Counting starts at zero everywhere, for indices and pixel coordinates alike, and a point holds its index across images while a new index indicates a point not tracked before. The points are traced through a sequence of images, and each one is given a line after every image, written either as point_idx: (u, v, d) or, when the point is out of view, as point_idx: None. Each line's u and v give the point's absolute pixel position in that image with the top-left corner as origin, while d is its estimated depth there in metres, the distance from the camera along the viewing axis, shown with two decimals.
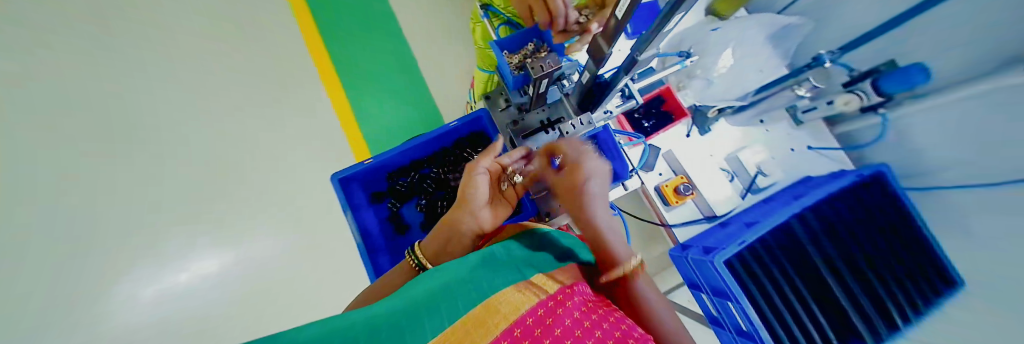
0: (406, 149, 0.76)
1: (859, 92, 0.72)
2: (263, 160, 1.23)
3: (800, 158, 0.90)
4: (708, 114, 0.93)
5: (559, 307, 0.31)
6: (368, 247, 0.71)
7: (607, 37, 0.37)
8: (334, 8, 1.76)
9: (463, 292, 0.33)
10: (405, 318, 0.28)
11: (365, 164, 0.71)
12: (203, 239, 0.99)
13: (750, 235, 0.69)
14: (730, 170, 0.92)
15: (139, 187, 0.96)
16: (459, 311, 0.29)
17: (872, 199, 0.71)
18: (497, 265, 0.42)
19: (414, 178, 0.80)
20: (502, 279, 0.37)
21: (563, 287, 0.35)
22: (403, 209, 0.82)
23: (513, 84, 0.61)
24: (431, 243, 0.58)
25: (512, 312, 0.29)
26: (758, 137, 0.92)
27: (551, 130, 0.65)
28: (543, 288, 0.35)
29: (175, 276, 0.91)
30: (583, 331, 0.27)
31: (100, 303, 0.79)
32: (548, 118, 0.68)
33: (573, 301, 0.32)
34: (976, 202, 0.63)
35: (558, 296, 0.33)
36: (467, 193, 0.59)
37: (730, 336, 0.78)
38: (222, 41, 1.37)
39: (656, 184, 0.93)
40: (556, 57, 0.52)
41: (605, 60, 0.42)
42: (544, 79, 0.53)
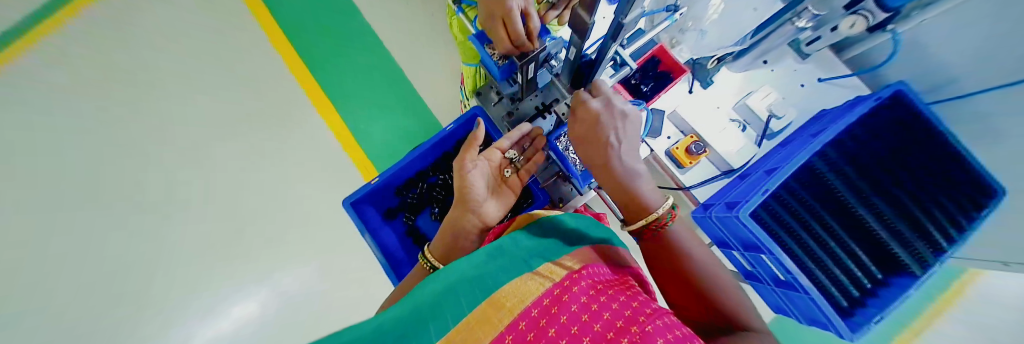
0: (408, 162, 0.75)
1: (864, 12, 0.64)
2: (294, 200, 1.44)
3: (811, 93, 0.88)
4: (708, 66, 0.91)
5: (565, 293, 0.31)
6: (390, 262, 0.71)
7: (585, 5, 0.35)
8: (309, 29, 1.72)
9: (469, 287, 0.33)
10: (411, 319, 0.29)
11: (371, 183, 0.70)
12: (259, 284, 1.32)
13: (771, 183, 0.66)
14: (740, 119, 0.91)
15: (200, 258, 1.33)
16: (464, 310, 0.29)
17: (905, 116, 0.67)
18: (505, 257, 0.42)
19: (422, 188, 0.80)
20: (508, 270, 0.37)
21: (571, 272, 0.35)
22: (419, 221, 0.81)
23: (500, 75, 0.61)
24: (439, 246, 0.58)
25: (517, 305, 0.29)
26: (764, 79, 0.91)
27: (548, 114, 0.65)
28: (550, 276, 0.34)
29: (231, 312, 1.28)
30: (590, 315, 0.27)
31: (199, 332, 1.26)
32: (543, 102, 0.66)
33: (580, 286, 0.32)
34: (1011, 102, 0.61)
35: (565, 282, 0.33)
36: (463, 188, 0.57)
37: (768, 288, 0.76)
38: (233, 100, 1.55)
39: (666, 148, 0.91)
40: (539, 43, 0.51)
41: (589, 32, 0.39)
42: (531, 64, 0.52)
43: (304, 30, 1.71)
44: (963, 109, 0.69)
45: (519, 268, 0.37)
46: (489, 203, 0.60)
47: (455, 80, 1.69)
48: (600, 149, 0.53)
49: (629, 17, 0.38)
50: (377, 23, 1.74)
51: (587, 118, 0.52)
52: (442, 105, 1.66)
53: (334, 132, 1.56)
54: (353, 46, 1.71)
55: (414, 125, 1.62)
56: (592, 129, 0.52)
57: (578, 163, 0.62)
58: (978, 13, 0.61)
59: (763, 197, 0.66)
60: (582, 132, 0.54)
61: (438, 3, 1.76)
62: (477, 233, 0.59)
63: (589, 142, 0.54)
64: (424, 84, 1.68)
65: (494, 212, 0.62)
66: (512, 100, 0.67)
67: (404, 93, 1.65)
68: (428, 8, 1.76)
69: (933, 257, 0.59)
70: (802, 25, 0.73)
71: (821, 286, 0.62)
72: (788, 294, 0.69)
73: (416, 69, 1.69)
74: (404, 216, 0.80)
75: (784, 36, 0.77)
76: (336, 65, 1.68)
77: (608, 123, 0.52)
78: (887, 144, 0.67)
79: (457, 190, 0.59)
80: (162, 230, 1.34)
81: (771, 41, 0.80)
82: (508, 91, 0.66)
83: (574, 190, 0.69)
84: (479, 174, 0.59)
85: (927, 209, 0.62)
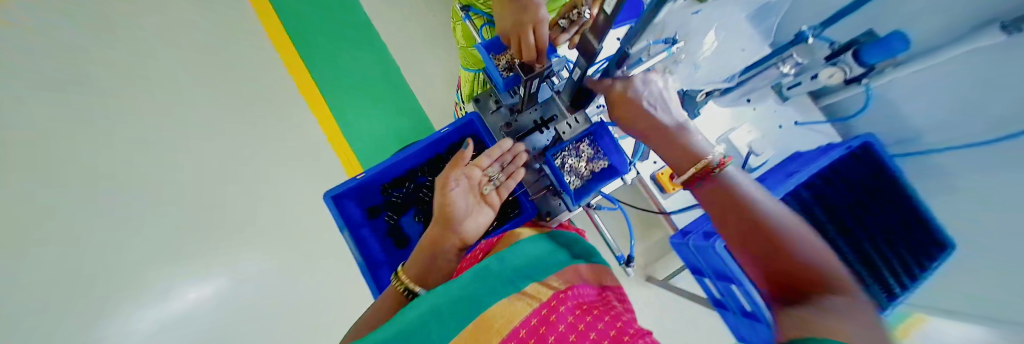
0: (400, 159, 0.70)
1: (841, 65, 0.69)
2: None
3: (788, 134, 0.94)
4: (697, 98, 0.93)
5: (552, 313, 0.34)
6: (368, 263, 0.65)
7: (595, 30, 0.36)
8: (307, 15, 1.68)
9: (460, 303, 0.35)
10: (407, 335, 0.31)
11: (356, 179, 0.64)
12: None
13: None
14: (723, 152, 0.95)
15: None
16: (455, 328, 0.31)
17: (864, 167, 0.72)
18: (495, 272, 0.43)
19: (409, 189, 0.73)
20: (495, 287, 0.39)
21: (558, 292, 0.38)
22: (403, 220, 0.73)
23: (504, 85, 0.60)
24: (415, 264, 0.53)
25: (507, 325, 0.32)
26: (747, 116, 0.96)
27: (545, 129, 0.63)
28: (536, 297, 0.37)
29: None
30: (577, 336, 0.31)
31: None
32: (542, 117, 0.64)
33: (566, 307, 0.35)
34: (962, 164, 0.67)
35: (551, 302, 0.36)
36: (443, 206, 0.56)
37: (734, 317, 0.79)
38: None
39: (651, 173, 0.93)
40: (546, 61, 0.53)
41: (595, 56, 0.40)
42: (535, 79, 0.53)
43: (301, 15, 1.67)
44: (923, 165, 0.75)
45: (508, 286, 0.39)
46: (470, 221, 0.60)
47: (452, 87, 1.74)
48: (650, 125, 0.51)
49: (636, 48, 0.39)
50: (379, 20, 1.75)
51: (625, 101, 0.51)
52: (437, 108, 1.72)
53: (315, 115, 1.46)
54: (353, 40, 1.72)
55: (408, 127, 1.65)
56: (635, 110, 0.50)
57: (572, 182, 0.59)
58: (938, 80, 0.68)
59: None
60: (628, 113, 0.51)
61: (444, 11, 1.82)
62: (455, 251, 0.58)
63: (639, 119, 0.51)
64: (421, 88, 1.71)
65: (472, 230, 0.60)
66: (512, 111, 0.67)
67: (401, 94, 1.67)
68: (433, 16, 1.82)
69: (887, 300, 0.63)
70: (787, 71, 0.77)
71: (784, 320, 0.65)
72: (752, 326, 0.71)
73: (414, 71, 1.72)
74: (386, 216, 0.72)
75: (773, 78, 0.82)
76: (332, 55, 1.65)
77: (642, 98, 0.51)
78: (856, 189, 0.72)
79: (437, 208, 0.57)
80: (60, 213, 0.84)
81: (758, 82, 0.85)
82: (508, 101, 0.66)
83: (563, 206, 0.64)
84: (461, 194, 0.58)
85: (886, 256, 0.65)
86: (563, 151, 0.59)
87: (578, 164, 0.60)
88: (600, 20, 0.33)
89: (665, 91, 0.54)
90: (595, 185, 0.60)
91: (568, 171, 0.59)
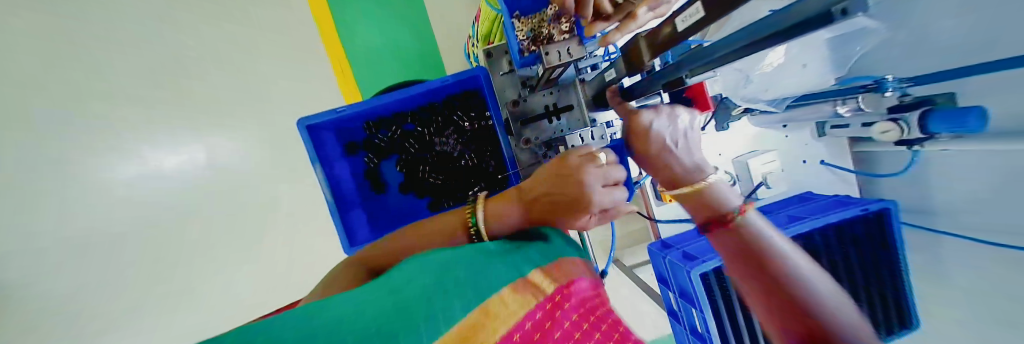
0: (384, 105, 0.59)
1: (903, 123, 0.59)
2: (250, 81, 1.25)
3: (808, 171, 0.91)
4: (734, 113, 0.83)
5: (558, 309, 0.30)
6: (339, 203, 0.60)
7: (656, 49, 0.29)
8: None
9: (456, 288, 0.29)
10: (387, 316, 0.24)
11: (339, 112, 0.55)
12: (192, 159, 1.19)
13: None
14: (733, 174, 0.93)
15: None
16: (450, 315, 0.25)
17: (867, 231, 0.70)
18: (489, 255, 0.37)
19: (395, 134, 0.64)
20: (495, 270, 0.33)
21: (563, 287, 0.34)
22: (382, 165, 0.67)
23: (517, 65, 0.44)
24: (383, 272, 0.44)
25: (512, 314, 0.27)
26: (775, 141, 0.91)
27: (556, 120, 0.48)
28: (542, 287, 0.33)
29: None
30: (582, 336, 0.29)
31: None
32: (556, 104, 0.48)
33: (571, 304, 0.32)
34: (972, 256, 0.65)
35: (556, 296, 0.32)
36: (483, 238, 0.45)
37: (682, 330, 0.83)
38: None
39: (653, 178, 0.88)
40: (581, 44, 0.39)
41: (637, 71, 0.35)
42: (562, 68, 0.41)
43: None
44: (925, 240, 0.75)
45: (508, 271, 0.34)
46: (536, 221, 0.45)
47: None
48: (655, 146, 0.40)
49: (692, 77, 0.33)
50: None
51: (632, 122, 0.41)
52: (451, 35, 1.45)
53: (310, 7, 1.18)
54: None
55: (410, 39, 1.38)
56: (641, 133, 0.41)
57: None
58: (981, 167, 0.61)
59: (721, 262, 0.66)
60: (634, 133, 0.41)
61: None
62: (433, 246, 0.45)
63: (645, 145, 0.41)
64: None
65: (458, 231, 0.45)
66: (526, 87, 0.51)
67: None
68: None
69: None
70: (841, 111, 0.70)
71: None
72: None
73: None
74: (366, 156, 0.65)
75: (824, 115, 0.77)
76: None
77: (653, 118, 0.41)
78: (853, 251, 0.69)
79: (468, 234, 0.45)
80: None
81: (803, 110, 0.81)
82: (526, 75, 0.50)
83: None
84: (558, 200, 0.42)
85: None
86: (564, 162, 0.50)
87: None
88: (662, 32, 0.27)
89: (691, 131, 0.41)
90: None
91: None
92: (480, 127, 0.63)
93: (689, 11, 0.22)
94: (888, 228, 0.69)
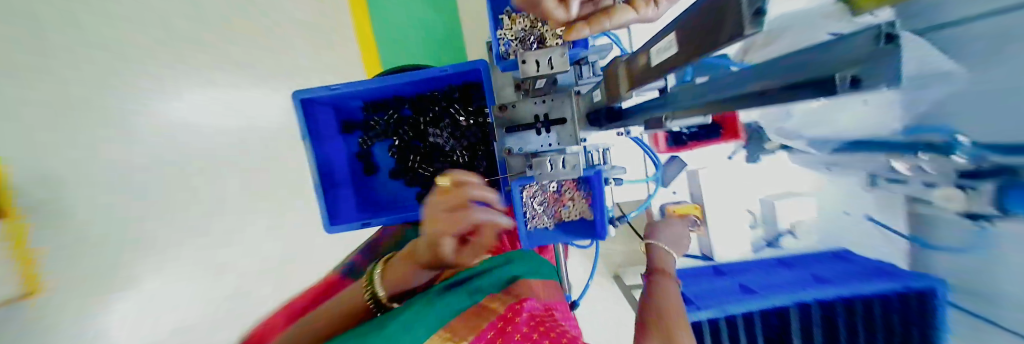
0: (381, 87, 0.57)
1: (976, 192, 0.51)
2: None
3: (845, 225, 0.81)
4: (768, 146, 0.77)
5: (505, 329, 0.31)
6: (326, 181, 0.59)
7: (631, 77, 0.23)
8: None
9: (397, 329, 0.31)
10: None
11: (333, 90, 0.54)
12: None
13: (735, 307, 0.64)
14: (757, 214, 0.83)
15: None
16: None
17: (887, 305, 0.67)
18: (436, 291, 0.38)
19: (391, 118, 0.63)
20: (447, 302, 0.35)
21: (513, 303, 0.34)
22: (375, 148, 0.66)
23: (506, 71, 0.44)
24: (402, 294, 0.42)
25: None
26: (814, 185, 0.81)
27: (544, 131, 0.40)
28: (491, 309, 0.34)
29: None
30: None
31: None
32: (547, 114, 0.40)
33: (522, 319, 0.32)
34: None
35: (506, 314, 0.33)
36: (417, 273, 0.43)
37: None
38: None
39: (663, 204, 0.81)
40: (566, 53, 0.33)
41: (620, 100, 0.28)
42: (546, 78, 0.36)
43: None
44: None
45: (455, 303, 0.35)
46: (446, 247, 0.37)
47: None
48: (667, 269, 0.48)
49: (676, 124, 0.24)
50: None
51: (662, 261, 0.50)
52: None
53: None
54: None
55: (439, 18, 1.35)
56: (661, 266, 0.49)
57: (534, 219, 0.43)
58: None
59: (721, 313, 0.65)
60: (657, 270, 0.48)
61: None
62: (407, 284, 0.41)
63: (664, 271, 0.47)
64: None
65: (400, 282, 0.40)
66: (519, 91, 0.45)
67: None
68: None
69: None
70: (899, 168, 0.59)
71: None
72: None
73: None
74: (360, 137, 0.65)
75: (876, 166, 0.64)
76: None
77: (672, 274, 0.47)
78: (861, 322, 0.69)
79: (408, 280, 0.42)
80: None
81: (854, 158, 0.67)
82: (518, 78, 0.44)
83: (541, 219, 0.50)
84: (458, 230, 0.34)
85: None
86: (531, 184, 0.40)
87: (549, 199, 0.42)
88: (641, 62, 0.22)
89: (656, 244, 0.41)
90: (560, 232, 0.42)
91: (537, 208, 0.42)
92: (476, 123, 0.60)
93: (671, 39, 0.17)
94: (927, 313, 0.63)
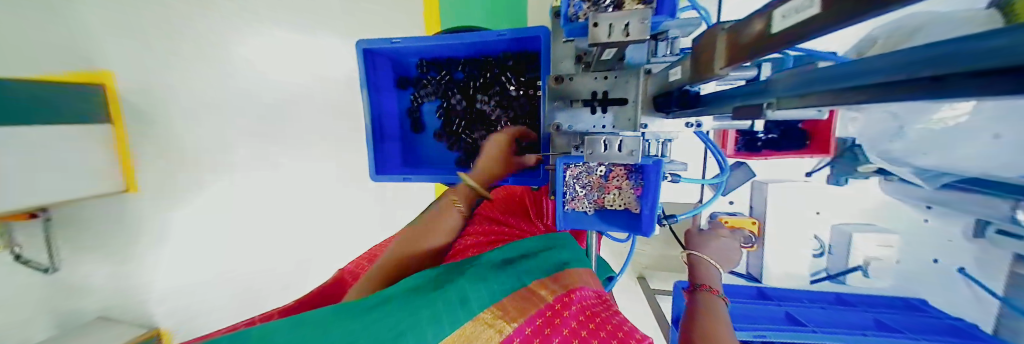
0: (438, 45, 0.57)
1: None
2: None
3: (935, 275, 0.69)
4: (860, 169, 0.65)
5: (556, 317, 0.34)
6: (376, 132, 0.62)
7: (731, 50, 0.20)
8: None
9: (450, 298, 0.35)
10: (399, 315, 0.32)
11: (394, 42, 0.54)
12: None
13: (775, 335, 0.58)
14: (825, 243, 0.72)
15: None
16: (445, 328, 0.32)
17: None
18: (488, 265, 0.43)
19: (443, 79, 0.63)
20: (497, 280, 0.39)
21: (563, 295, 0.37)
22: (425, 106, 0.67)
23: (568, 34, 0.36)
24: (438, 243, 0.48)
25: (509, 321, 0.33)
26: (904, 222, 0.69)
27: (599, 111, 0.37)
28: (541, 296, 0.37)
29: None
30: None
31: None
32: (607, 92, 0.37)
33: (572, 311, 0.35)
34: None
35: (556, 304, 0.36)
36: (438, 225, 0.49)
37: None
38: None
39: (714, 212, 0.74)
40: (648, 18, 0.28)
41: (704, 82, 0.24)
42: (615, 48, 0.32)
43: None
44: None
45: (506, 282, 0.39)
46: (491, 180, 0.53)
47: None
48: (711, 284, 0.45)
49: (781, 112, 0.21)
50: None
51: (701, 271, 0.47)
52: None
53: None
54: None
55: None
56: (705, 279, 0.46)
57: (572, 202, 0.40)
58: None
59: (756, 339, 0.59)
60: (699, 281, 0.46)
61: None
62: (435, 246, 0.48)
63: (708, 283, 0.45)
64: None
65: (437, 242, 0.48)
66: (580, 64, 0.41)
67: None
68: None
69: None
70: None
71: None
72: None
73: None
74: (412, 93, 0.66)
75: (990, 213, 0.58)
76: None
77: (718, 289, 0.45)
78: None
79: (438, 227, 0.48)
80: None
81: (964, 198, 0.60)
82: (580, 46, 0.39)
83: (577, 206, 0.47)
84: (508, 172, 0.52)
85: None
86: (578, 164, 0.37)
87: (591, 183, 0.39)
88: (752, 29, 0.17)
89: None
90: (597, 219, 0.41)
91: (579, 191, 0.39)
92: (527, 96, 0.58)
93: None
94: None
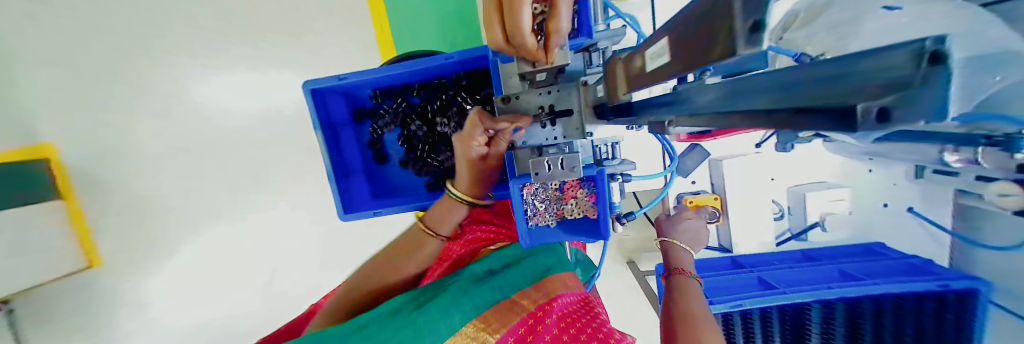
0: (387, 75, 0.56)
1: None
2: None
3: (886, 218, 0.75)
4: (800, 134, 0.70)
5: (537, 325, 0.39)
6: (338, 170, 0.61)
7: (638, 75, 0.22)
8: None
9: (438, 309, 0.40)
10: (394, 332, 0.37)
11: (342, 79, 0.54)
12: None
13: (749, 303, 0.62)
14: (784, 205, 0.78)
15: None
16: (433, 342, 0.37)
17: (920, 306, 0.63)
18: (472, 277, 0.46)
19: (399, 106, 0.62)
20: (484, 291, 0.43)
21: (545, 303, 0.41)
22: (386, 136, 0.66)
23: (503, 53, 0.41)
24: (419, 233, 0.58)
25: (493, 333, 0.38)
26: (851, 175, 0.75)
27: (547, 124, 0.38)
28: (523, 305, 0.42)
29: None
30: None
31: None
32: (553, 105, 0.38)
33: (553, 319, 0.40)
34: None
35: (538, 312, 0.40)
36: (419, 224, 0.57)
37: None
38: None
39: (680, 193, 0.77)
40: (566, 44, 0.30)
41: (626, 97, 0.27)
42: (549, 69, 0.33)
43: None
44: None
45: (491, 293, 0.43)
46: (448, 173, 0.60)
47: None
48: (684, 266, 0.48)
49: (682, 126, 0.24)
50: None
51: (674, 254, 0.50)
52: None
53: None
54: None
55: None
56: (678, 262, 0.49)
57: (535, 217, 0.41)
58: None
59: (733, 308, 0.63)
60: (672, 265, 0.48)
61: None
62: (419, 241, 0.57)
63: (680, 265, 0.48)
64: None
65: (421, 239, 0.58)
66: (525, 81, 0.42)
67: None
68: None
69: None
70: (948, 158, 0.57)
71: None
72: None
73: None
74: (370, 126, 0.65)
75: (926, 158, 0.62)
76: None
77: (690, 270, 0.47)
78: (894, 316, 0.66)
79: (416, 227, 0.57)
80: None
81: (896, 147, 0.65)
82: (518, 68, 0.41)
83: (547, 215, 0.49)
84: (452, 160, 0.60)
85: None
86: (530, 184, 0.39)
87: (548, 197, 0.41)
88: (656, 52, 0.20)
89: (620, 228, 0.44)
90: (562, 231, 0.42)
91: (539, 206, 0.41)
92: None
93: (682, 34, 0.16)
94: (965, 312, 0.59)
